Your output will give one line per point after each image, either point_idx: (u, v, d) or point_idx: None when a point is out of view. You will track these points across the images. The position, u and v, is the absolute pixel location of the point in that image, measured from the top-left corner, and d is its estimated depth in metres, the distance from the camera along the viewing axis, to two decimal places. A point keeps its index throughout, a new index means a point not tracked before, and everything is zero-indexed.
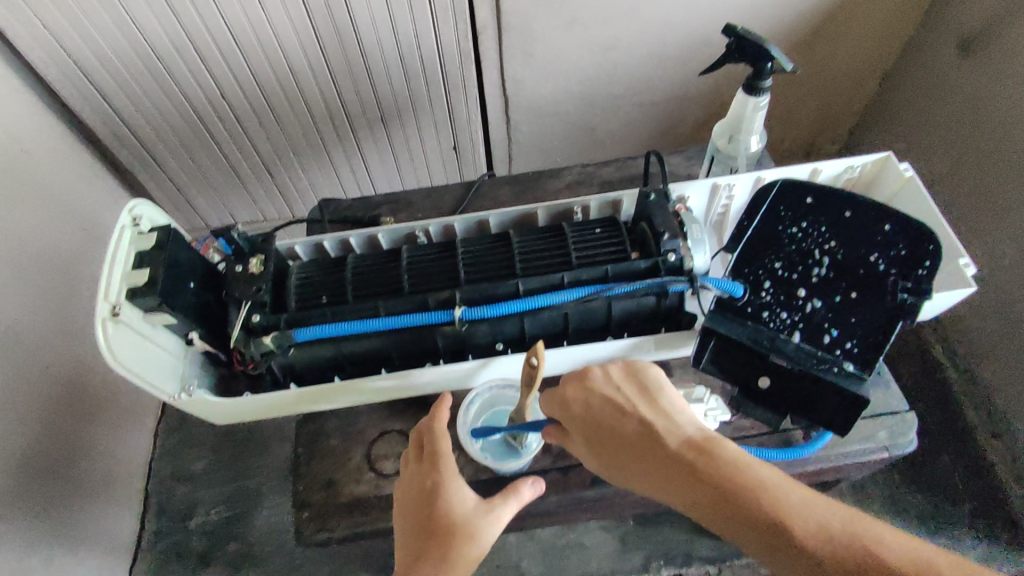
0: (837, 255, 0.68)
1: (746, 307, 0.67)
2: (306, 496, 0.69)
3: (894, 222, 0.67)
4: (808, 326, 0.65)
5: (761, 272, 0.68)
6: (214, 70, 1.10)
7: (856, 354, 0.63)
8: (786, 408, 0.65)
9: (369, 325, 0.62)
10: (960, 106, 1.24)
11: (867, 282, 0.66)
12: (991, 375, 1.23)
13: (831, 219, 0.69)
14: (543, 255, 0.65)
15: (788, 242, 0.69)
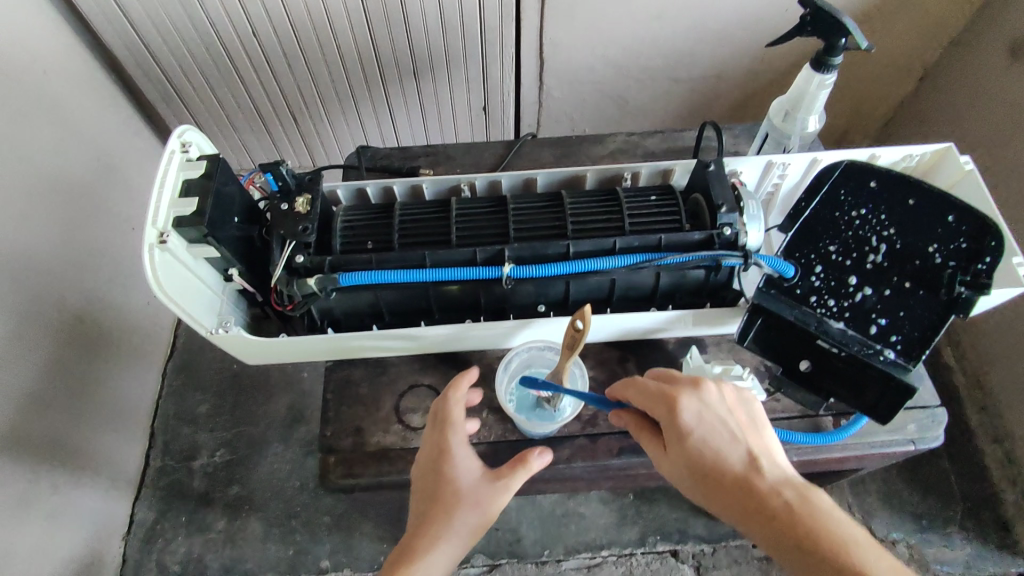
0: (895, 242, 0.67)
1: (796, 289, 0.68)
2: (333, 442, 0.68)
3: (961, 214, 0.65)
4: (856, 313, 0.66)
5: (814, 257, 0.69)
6: (247, 5, 1.07)
7: (901, 345, 0.64)
8: (828, 391, 0.67)
9: (416, 276, 0.60)
10: (1001, 108, 1.22)
11: (924, 272, 0.65)
12: (997, 379, 1.24)
13: (893, 207, 0.68)
14: (596, 219, 0.64)
15: (845, 227, 0.69)
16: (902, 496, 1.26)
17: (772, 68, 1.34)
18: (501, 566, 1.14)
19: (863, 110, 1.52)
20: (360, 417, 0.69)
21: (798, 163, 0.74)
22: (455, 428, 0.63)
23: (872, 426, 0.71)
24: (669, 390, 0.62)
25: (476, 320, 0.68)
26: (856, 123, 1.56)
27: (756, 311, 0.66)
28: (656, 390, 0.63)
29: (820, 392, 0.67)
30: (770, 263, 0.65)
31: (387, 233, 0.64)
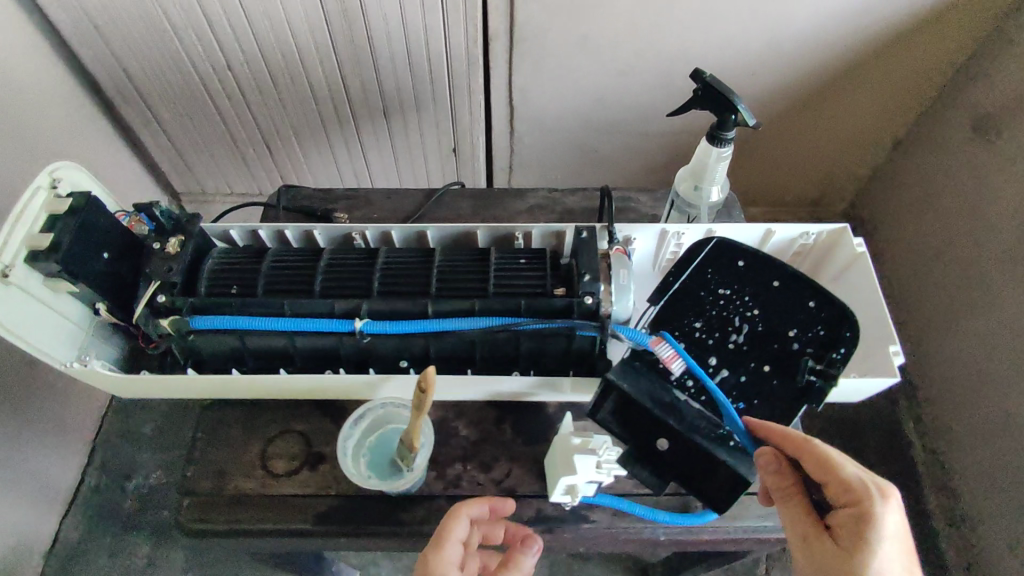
0: (757, 324, 0.67)
1: (658, 363, 0.66)
2: (193, 484, 0.65)
3: (820, 300, 0.67)
4: (712, 395, 0.65)
5: (678, 333, 0.68)
6: (223, 40, 1.11)
7: (752, 428, 0.63)
8: (672, 475, 0.63)
9: (269, 324, 0.59)
10: (965, 185, 1.23)
11: (783, 356, 0.65)
12: (956, 460, 1.21)
13: (757, 288, 0.69)
14: (461, 280, 0.63)
15: (710, 305, 0.69)
16: None
17: (744, 126, 1.34)
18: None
19: (836, 177, 1.50)
20: (224, 460, 0.66)
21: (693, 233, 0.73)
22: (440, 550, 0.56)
23: (742, 509, 0.66)
24: (873, 484, 0.54)
25: (337, 371, 0.65)
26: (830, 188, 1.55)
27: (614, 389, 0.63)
28: (858, 480, 0.55)
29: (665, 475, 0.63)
30: (634, 335, 0.62)
31: (256, 278, 0.64)
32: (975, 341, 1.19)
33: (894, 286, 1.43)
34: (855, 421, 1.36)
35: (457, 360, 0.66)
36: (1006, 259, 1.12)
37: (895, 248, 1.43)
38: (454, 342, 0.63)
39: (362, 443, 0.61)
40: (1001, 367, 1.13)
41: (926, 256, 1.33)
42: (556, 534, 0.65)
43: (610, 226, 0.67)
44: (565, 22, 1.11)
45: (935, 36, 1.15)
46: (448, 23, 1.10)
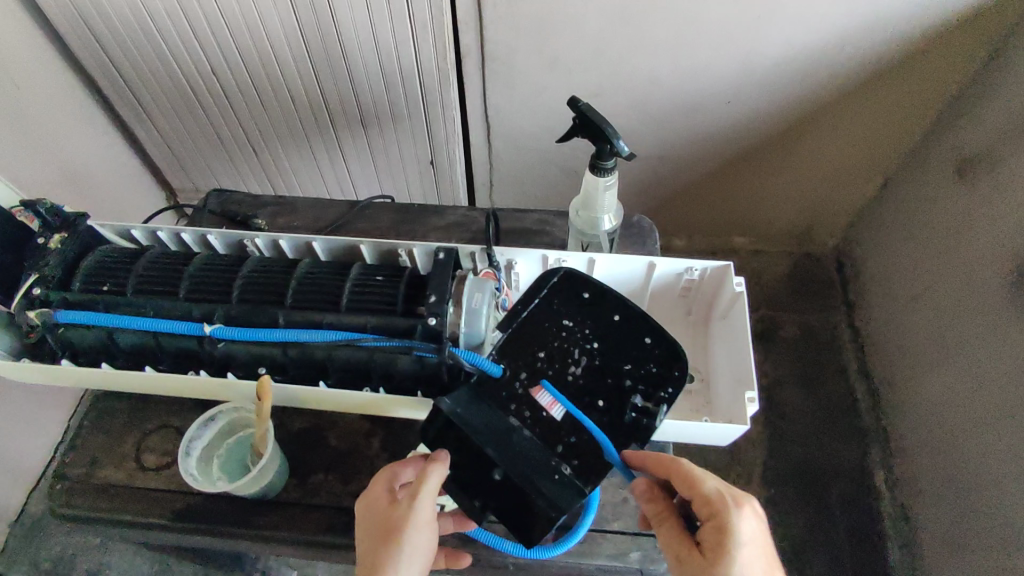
0: (594, 357, 0.55)
1: (502, 389, 0.54)
2: (66, 468, 0.61)
3: (658, 336, 0.55)
4: (544, 431, 0.53)
5: (520, 365, 0.55)
6: (172, 53, 1.03)
7: (580, 462, 0.52)
8: (489, 505, 0.51)
9: (128, 323, 0.53)
10: (947, 232, 1.09)
11: (614, 397, 0.54)
12: (921, 526, 1.09)
13: (599, 319, 0.57)
14: (317, 290, 0.54)
15: (552, 336, 0.56)
16: None
17: (720, 154, 1.21)
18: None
19: (826, 211, 1.37)
20: (100, 449, 0.62)
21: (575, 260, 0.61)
22: (375, 477, 0.54)
23: (591, 545, 0.60)
24: (730, 492, 0.51)
25: (198, 372, 0.56)
26: (821, 223, 1.41)
27: (438, 418, 0.52)
28: (715, 491, 0.50)
29: (482, 507, 0.51)
30: (472, 359, 0.51)
31: (126, 277, 0.56)
32: (941, 399, 1.06)
33: (877, 332, 1.29)
34: (822, 468, 1.24)
35: (309, 377, 0.56)
36: (981, 320, 0.98)
37: (881, 292, 1.29)
38: (298, 354, 0.54)
39: (216, 444, 0.57)
40: (967, 437, 0.99)
41: (906, 305, 1.20)
42: None
43: (490, 249, 0.58)
44: (534, 41, 0.99)
45: (926, 67, 1.01)
46: (415, 37, 0.97)
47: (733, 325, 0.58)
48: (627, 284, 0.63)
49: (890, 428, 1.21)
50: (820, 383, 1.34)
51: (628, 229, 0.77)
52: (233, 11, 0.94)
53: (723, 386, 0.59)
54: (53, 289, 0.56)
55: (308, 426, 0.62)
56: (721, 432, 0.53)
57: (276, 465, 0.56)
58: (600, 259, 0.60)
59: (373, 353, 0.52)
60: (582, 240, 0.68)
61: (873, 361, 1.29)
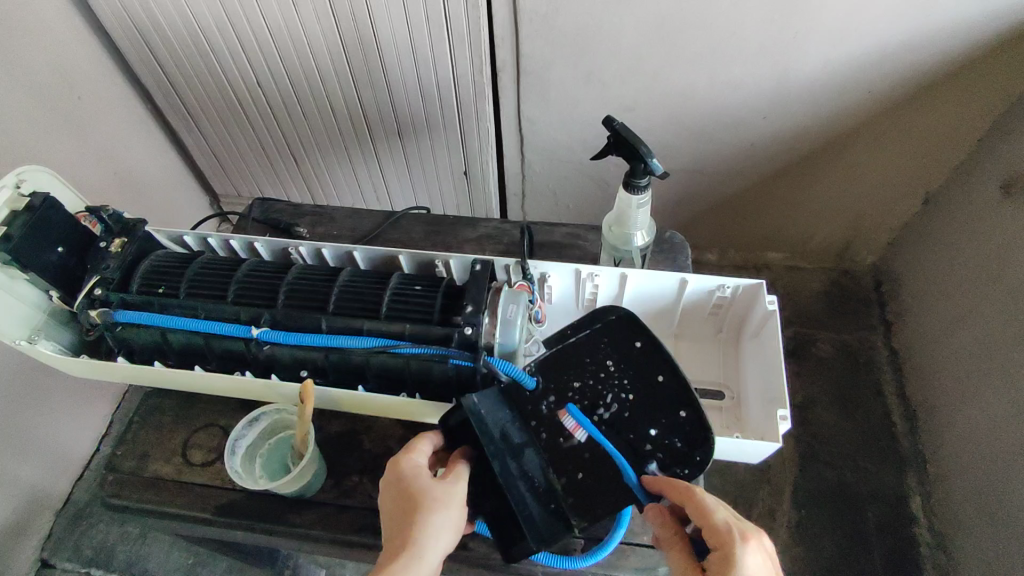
0: (624, 408, 0.54)
1: (529, 403, 0.54)
2: (118, 461, 0.64)
3: (695, 413, 0.53)
4: (559, 458, 0.53)
5: (552, 386, 0.55)
6: (223, 63, 1.07)
7: (576, 499, 0.52)
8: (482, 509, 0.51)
9: (181, 323, 0.56)
10: (992, 251, 1.06)
11: (631, 454, 0.53)
12: (962, 552, 1.05)
13: (643, 373, 0.55)
14: (358, 297, 0.56)
15: (589, 371, 0.56)
16: None
17: (759, 168, 1.20)
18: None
19: (866, 227, 1.34)
20: (150, 444, 0.65)
21: (608, 277, 0.62)
22: (410, 451, 0.51)
23: (619, 558, 0.61)
24: (740, 526, 0.46)
25: (243, 372, 0.58)
26: (859, 239, 1.38)
27: (456, 413, 0.52)
28: (725, 522, 0.46)
29: (477, 504, 0.51)
30: (507, 369, 0.52)
31: (179, 281, 0.59)
32: (985, 424, 1.02)
33: (918, 353, 1.25)
34: (854, 488, 1.20)
35: (347, 381, 0.58)
36: None
37: (923, 313, 1.25)
38: (338, 359, 0.55)
39: (259, 443, 0.59)
40: (1011, 463, 0.95)
41: (948, 325, 1.16)
42: None
43: (524, 263, 0.60)
44: (569, 56, 1.01)
45: (968, 83, 0.99)
46: (453, 50, 0.99)
47: (763, 343, 0.59)
48: (659, 301, 0.63)
49: (929, 453, 1.18)
50: (857, 404, 1.29)
51: (660, 245, 0.77)
52: (279, 29, 0.99)
53: (754, 401, 0.59)
54: (111, 291, 0.59)
55: (344, 430, 0.64)
56: (749, 448, 0.53)
57: (315, 465, 0.57)
58: (632, 275, 0.60)
59: (408, 360, 0.54)
60: (614, 255, 0.69)
61: (911, 383, 1.26)
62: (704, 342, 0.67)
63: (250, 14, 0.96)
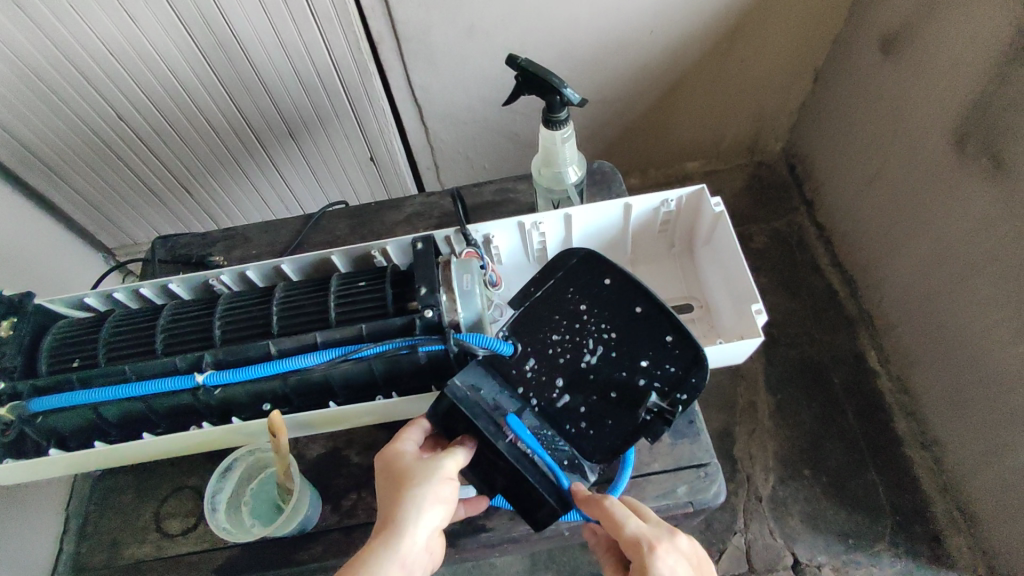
0: (610, 348, 0.53)
1: (513, 369, 0.52)
2: (87, 557, 0.57)
3: (680, 336, 0.52)
4: (557, 415, 0.51)
5: (530, 347, 0.53)
6: (69, 104, 0.94)
7: (586, 447, 0.50)
8: (498, 487, 0.49)
9: (111, 393, 0.49)
10: (884, 111, 1.11)
11: (628, 392, 0.51)
12: (922, 387, 1.13)
13: (618, 310, 0.54)
14: (302, 311, 0.51)
15: (564, 322, 0.54)
16: (827, 514, 1.11)
17: (660, 81, 1.20)
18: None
19: (768, 116, 1.39)
20: (118, 529, 0.58)
21: (552, 221, 0.60)
22: (396, 437, 0.48)
23: (638, 491, 0.57)
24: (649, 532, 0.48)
25: (200, 425, 0.53)
26: (764, 129, 1.43)
27: (442, 400, 0.48)
28: (635, 534, 0.48)
29: (492, 485, 0.49)
30: (482, 342, 0.49)
31: (94, 348, 0.52)
32: (916, 269, 1.09)
33: (841, 222, 1.32)
34: (816, 360, 1.26)
35: (316, 401, 0.54)
36: (939, 186, 1.00)
37: (837, 183, 1.31)
38: (300, 380, 0.51)
39: (240, 492, 0.54)
40: (946, 298, 1.02)
41: (862, 188, 1.22)
42: (459, 548, 0.56)
43: (465, 229, 0.57)
44: (445, 11, 0.95)
45: None
46: (324, 31, 0.91)
47: (719, 244, 0.59)
48: (609, 233, 0.62)
49: (871, 309, 1.25)
50: (800, 284, 1.35)
51: (591, 177, 0.75)
52: (123, 50, 0.87)
53: (724, 303, 0.59)
54: (18, 380, 0.51)
55: (326, 450, 0.59)
56: (733, 351, 0.53)
57: (308, 493, 0.53)
58: (577, 213, 0.59)
59: (377, 360, 0.50)
60: (551, 198, 0.67)
61: (842, 251, 1.33)
62: (660, 261, 0.66)
63: (82, 39, 0.84)
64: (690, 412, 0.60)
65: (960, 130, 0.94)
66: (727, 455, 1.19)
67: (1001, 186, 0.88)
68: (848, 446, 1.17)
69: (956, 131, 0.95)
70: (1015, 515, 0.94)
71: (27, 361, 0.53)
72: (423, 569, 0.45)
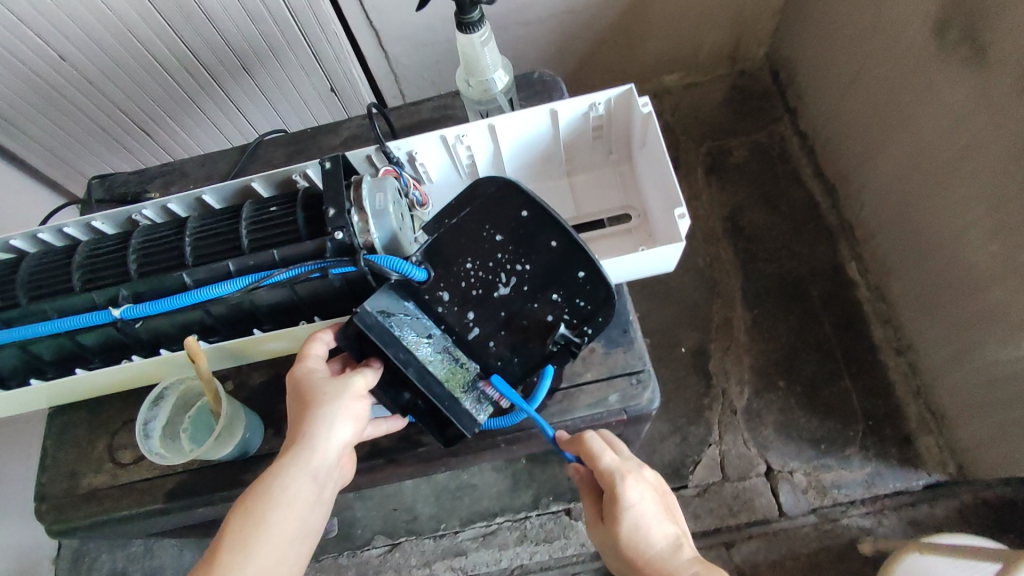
0: (524, 280, 0.51)
1: (426, 293, 0.51)
2: (47, 488, 0.60)
3: (593, 273, 0.50)
4: (469, 345, 0.51)
5: (446, 277, 0.51)
6: None
7: (500, 373, 0.51)
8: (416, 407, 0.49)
9: (33, 330, 0.49)
10: (864, 5, 1.04)
11: (536, 325, 0.51)
12: (897, 293, 1.11)
13: (534, 241, 0.51)
14: (215, 240, 0.51)
15: (479, 252, 0.52)
16: (799, 422, 1.13)
17: None
18: (400, 545, 1.05)
19: (748, 20, 1.30)
20: (74, 461, 0.60)
21: (478, 133, 0.57)
22: (301, 356, 0.48)
23: (570, 400, 0.58)
24: (622, 466, 0.53)
25: (132, 357, 0.54)
26: (746, 33, 1.34)
27: (351, 324, 0.47)
28: (609, 467, 0.52)
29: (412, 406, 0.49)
30: (393, 266, 0.47)
31: (15, 288, 0.52)
32: (896, 174, 1.05)
33: (824, 129, 1.26)
34: (795, 273, 1.24)
35: (241, 330, 0.54)
36: (922, 83, 0.94)
37: (820, 89, 1.24)
38: (220, 308, 0.51)
39: (177, 420, 0.56)
40: (926, 202, 0.98)
41: (845, 91, 1.15)
42: (399, 463, 0.58)
43: (384, 146, 0.55)
44: None
45: None
46: None
47: (650, 150, 0.56)
48: (539, 144, 0.61)
49: (851, 219, 1.22)
50: (779, 196, 1.31)
51: (531, 87, 0.71)
52: None
53: (658, 213, 0.59)
54: None
55: (267, 378, 0.60)
56: (652, 259, 0.53)
57: (244, 415, 0.55)
58: (501, 121, 0.56)
59: (293, 285, 0.50)
60: (481, 109, 0.67)
61: (824, 159, 1.28)
62: (598, 169, 0.65)
63: None
64: (625, 322, 0.60)
65: (942, 19, 0.87)
66: (703, 370, 1.20)
67: (981, 77, 0.83)
68: (823, 354, 1.17)
69: (937, 19, 0.88)
70: (985, 416, 0.95)
71: None
72: (338, 480, 0.47)
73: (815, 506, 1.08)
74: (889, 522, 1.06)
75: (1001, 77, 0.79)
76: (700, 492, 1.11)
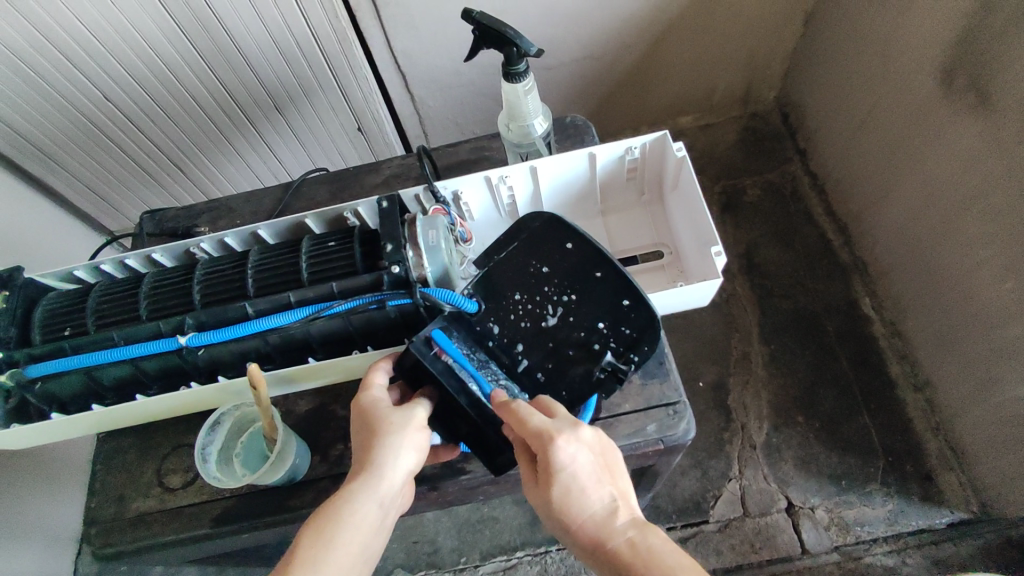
0: (570, 311, 0.54)
1: (478, 326, 0.54)
2: (96, 511, 0.61)
3: (637, 300, 0.53)
4: (517, 376, 0.53)
5: (495, 310, 0.54)
6: (31, 99, 0.86)
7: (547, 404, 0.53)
8: (466, 434, 0.51)
9: (102, 356, 0.52)
10: (871, 53, 1.09)
11: (583, 352, 0.53)
12: (913, 329, 1.13)
13: (579, 274, 0.55)
14: (276, 273, 0.54)
15: (526, 285, 0.55)
16: (819, 458, 1.13)
17: (647, 33, 1.16)
18: None
19: (759, 65, 1.35)
20: (124, 485, 0.62)
21: (520, 174, 0.61)
22: (368, 385, 0.50)
23: (609, 431, 0.60)
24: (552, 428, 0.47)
25: (190, 384, 0.56)
26: (757, 77, 1.39)
27: (406, 354, 0.50)
28: (538, 428, 0.46)
29: (462, 433, 0.51)
30: (447, 298, 0.50)
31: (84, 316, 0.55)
32: (908, 213, 1.08)
33: (835, 169, 1.30)
34: (811, 309, 1.26)
35: (295, 359, 0.56)
36: (931, 127, 0.98)
37: (831, 131, 1.28)
38: (278, 337, 0.53)
39: (231, 444, 0.58)
40: (939, 241, 1.01)
41: (855, 134, 1.20)
42: (442, 491, 0.59)
43: (433, 185, 0.58)
44: None
45: None
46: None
47: (684, 189, 0.60)
48: (576, 184, 0.64)
49: (865, 257, 1.25)
50: (793, 233, 1.34)
51: (565, 131, 0.75)
52: (101, 28, 0.81)
53: (691, 248, 0.62)
54: (15, 350, 0.54)
55: (314, 406, 0.62)
56: (689, 295, 0.55)
57: (295, 443, 0.57)
58: (543, 164, 0.60)
59: (349, 316, 0.52)
60: (520, 152, 0.71)
61: (836, 198, 1.31)
62: (631, 208, 0.69)
63: (54, 23, 0.78)
64: (660, 354, 0.62)
65: (949, 67, 0.91)
66: (721, 404, 1.21)
67: (988, 122, 0.87)
68: (840, 390, 1.18)
69: (944, 68, 0.92)
70: (1006, 452, 0.96)
71: (21, 330, 0.55)
72: (398, 508, 0.49)
73: (837, 544, 1.07)
74: (913, 561, 1.05)
75: (1008, 123, 0.83)
76: (721, 528, 1.11)
